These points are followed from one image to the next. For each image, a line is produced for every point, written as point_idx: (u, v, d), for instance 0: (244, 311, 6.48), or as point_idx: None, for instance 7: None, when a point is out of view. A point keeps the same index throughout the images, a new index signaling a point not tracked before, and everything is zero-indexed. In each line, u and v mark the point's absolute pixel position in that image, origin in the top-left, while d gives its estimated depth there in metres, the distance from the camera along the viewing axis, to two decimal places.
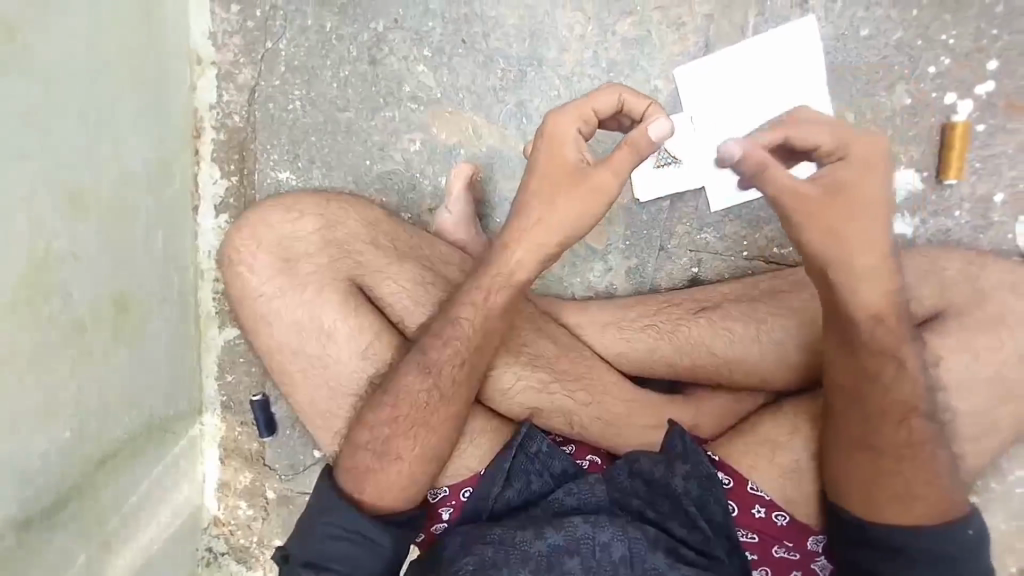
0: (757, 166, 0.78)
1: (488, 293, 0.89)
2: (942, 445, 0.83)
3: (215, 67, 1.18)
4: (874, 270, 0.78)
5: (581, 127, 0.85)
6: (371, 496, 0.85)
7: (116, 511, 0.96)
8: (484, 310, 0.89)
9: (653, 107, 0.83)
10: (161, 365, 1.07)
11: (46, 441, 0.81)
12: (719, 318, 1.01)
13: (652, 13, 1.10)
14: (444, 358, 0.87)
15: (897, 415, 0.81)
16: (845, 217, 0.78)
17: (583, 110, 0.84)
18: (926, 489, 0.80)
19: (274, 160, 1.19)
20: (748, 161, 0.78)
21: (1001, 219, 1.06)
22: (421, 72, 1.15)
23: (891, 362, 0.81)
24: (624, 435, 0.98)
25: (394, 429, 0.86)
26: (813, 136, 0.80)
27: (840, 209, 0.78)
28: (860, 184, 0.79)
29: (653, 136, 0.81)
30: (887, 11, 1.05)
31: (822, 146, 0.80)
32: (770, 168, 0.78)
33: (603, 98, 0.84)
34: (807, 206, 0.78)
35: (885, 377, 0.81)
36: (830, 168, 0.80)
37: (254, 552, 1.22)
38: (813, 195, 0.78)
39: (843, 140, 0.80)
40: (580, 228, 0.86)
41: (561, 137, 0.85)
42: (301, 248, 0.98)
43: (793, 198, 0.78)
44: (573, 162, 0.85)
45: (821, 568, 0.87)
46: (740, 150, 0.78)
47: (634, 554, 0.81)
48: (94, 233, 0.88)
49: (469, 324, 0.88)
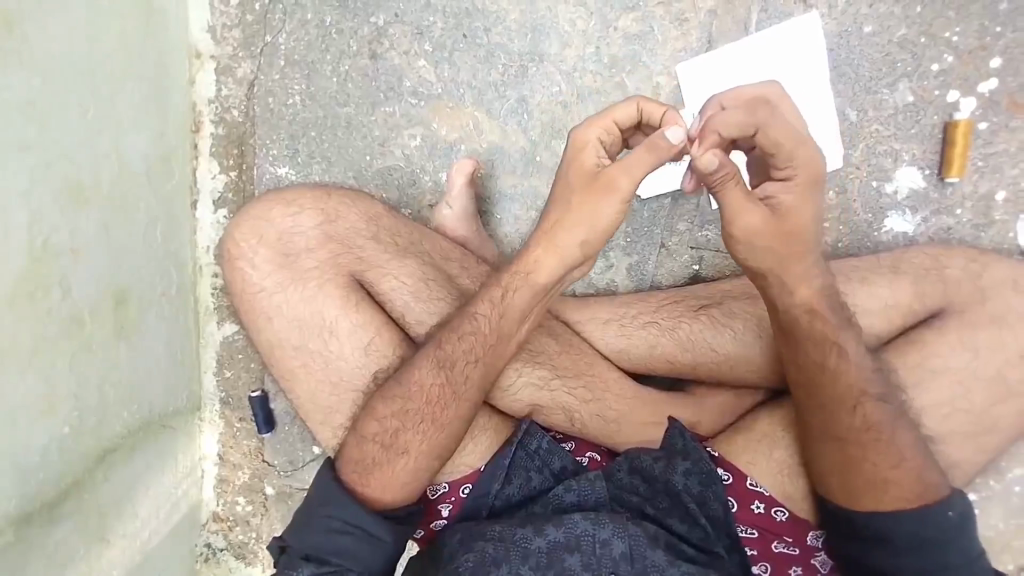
0: (722, 181, 0.76)
1: (506, 289, 0.88)
2: (906, 426, 0.83)
3: (213, 61, 1.17)
4: (803, 272, 0.83)
5: (603, 135, 0.83)
6: (375, 491, 0.85)
7: (111, 506, 0.95)
8: (501, 308, 0.88)
9: (669, 114, 0.81)
10: (160, 359, 1.07)
11: (45, 436, 0.81)
12: (719, 315, 1.01)
13: (654, 8, 1.09)
14: (460, 352, 0.87)
15: (850, 402, 0.83)
16: (782, 245, 0.80)
17: (603, 123, 0.83)
18: (896, 473, 0.81)
19: (273, 154, 1.18)
20: (717, 173, 0.75)
21: (1003, 217, 1.05)
22: (422, 66, 1.15)
23: (831, 350, 0.84)
24: (623, 432, 0.98)
25: (403, 421, 0.86)
26: (775, 144, 0.76)
27: (782, 232, 0.80)
28: (801, 206, 0.79)
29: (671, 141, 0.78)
30: (890, 8, 1.05)
31: (780, 155, 0.77)
32: (732, 185, 0.77)
33: (621, 110, 0.82)
34: (761, 224, 0.79)
35: (830, 364, 0.83)
36: (776, 188, 0.79)
37: (252, 547, 1.21)
38: (766, 217, 0.79)
39: (793, 159, 0.77)
40: (597, 228, 0.84)
41: (582, 144, 0.83)
42: (302, 243, 0.98)
43: (748, 217, 0.78)
44: (592, 169, 0.83)
45: (821, 564, 0.87)
46: (713, 162, 0.74)
47: (635, 551, 0.81)
48: (93, 227, 0.87)
49: (486, 319, 0.88)
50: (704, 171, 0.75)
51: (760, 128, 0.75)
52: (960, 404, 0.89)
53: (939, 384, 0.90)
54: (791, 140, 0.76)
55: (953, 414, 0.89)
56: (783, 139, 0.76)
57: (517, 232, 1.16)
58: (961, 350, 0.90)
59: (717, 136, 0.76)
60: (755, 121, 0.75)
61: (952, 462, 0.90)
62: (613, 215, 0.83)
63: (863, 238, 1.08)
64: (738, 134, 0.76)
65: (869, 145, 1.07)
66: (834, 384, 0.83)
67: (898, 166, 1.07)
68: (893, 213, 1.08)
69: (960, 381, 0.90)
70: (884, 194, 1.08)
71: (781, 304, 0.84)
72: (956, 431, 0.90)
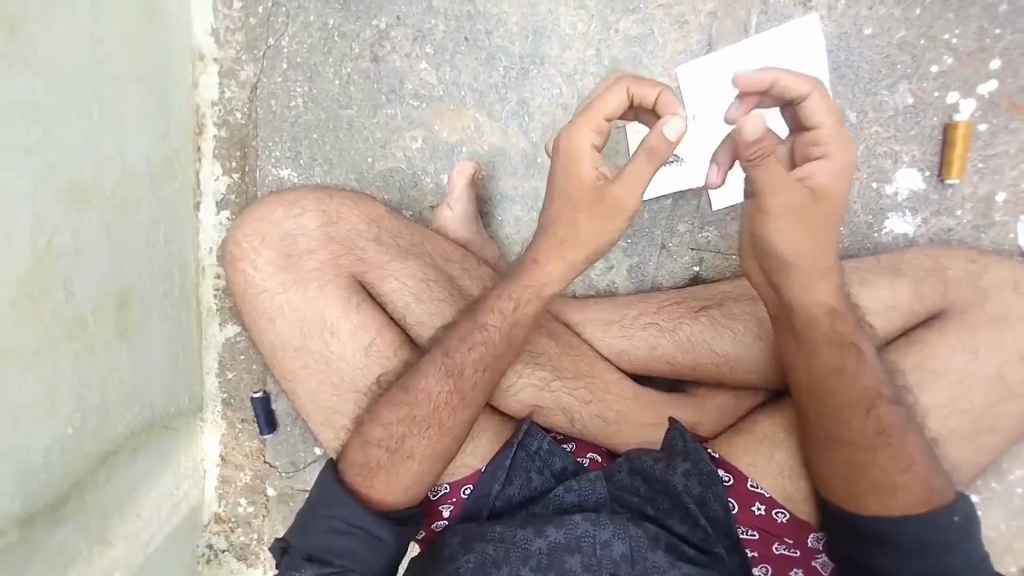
0: (756, 155, 0.72)
1: (518, 301, 0.89)
2: (906, 428, 0.83)
3: (217, 64, 1.18)
4: (826, 269, 0.83)
5: (596, 140, 0.82)
6: (377, 493, 0.85)
7: (112, 506, 0.96)
8: (512, 318, 0.88)
9: (663, 94, 0.81)
10: (162, 360, 1.07)
11: (47, 438, 0.81)
12: (719, 316, 1.01)
13: (654, 11, 1.10)
14: (468, 361, 0.87)
15: (865, 406, 0.83)
16: (815, 226, 0.80)
17: (595, 122, 0.81)
18: (904, 478, 0.81)
19: (275, 157, 1.19)
20: (757, 145, 0.71)
21: (1003, 219, 1.05)
22: (423, 69, 1.15)
23: (851, 352, 0.84)
24: (624, 433, 0.98)
25: (410, 428, 0.86)
26: (819, 117, 0.79)
27: (816, 215, 0.79)
28: (835, 193, 0.80)
29: (670, 137, 0.76)
30: (890, 10, 1.05)
31: (824, 131, 0.79)
32: (767, 161, 0.73)
33: (612, 102, 0.80)
34: (791, 205, 0.78)
35: (848, 368, 0.83)
36: (814, 169, 0.80)
37: (253, 548, 1.22)
38: (802, 198, 0.78)
39: (832, 139, 0.79)
40: (602, 238, 0.84)
41: (576, 151, 0.82)
42: (304, 244, 0.98)
43: (783, 198, 0.77)
44: (591, 179, 0.82)
45: (821, 566, 0.86)
46: (758, 129, 0.70)
47: (635, 551, 0.81)
48: (96, 229, 0.88)
49: (496, 330, 0.88)
50: (745, 139, 0.71)
51: (813, 94, 0.78)
52: (961, 405, 0.89)
53: (939, 385, 0.90)
54: (833, 120, 0.79)
55: (953, 415, 0.89)
56: (827, 114, 0.79)
57: (518, 233, 1.16)
58: (962, 351, 0.90)
59: (775, 84, 0.78)
60: (810, 89, 0.78)
61: (952, 464, 0.90)
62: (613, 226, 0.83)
63: (863, 239, 1.09)
64: (795, 92, 0.78)
65: (869, 147, 1.08)
66: (834, 385, 0.83)
67: (898, 168, 1.07)
68: (893, 215, 1.08)
69: (960, 382, 0.90)
70: (884, 196, 1.08)
71: (797, 302, 0.84)
72: (956, 432, 0.90)
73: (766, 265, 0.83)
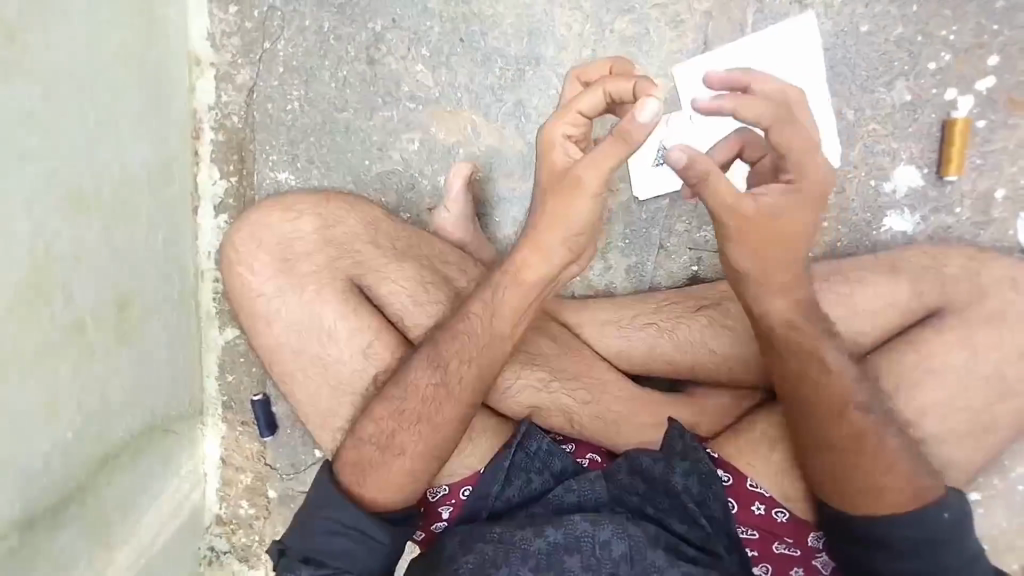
0: (697, 178, 0.78)
1: (500, 294, 0.89)
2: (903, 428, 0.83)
3: (214, 68, 1.18)
4: (792, 281, 0.83)
5: (570, 131, 0.82)
6: (371, 492, 0.85)
7: (114, 510, 0.96)
8: (493, 308, 0.89)
9: (640, 85, 0.78)
10: (162, 364, 1.08)
11: (47, 443, 0.81)
12: (719, 316, 1.01)
13: (650, 11, 1.09)
14: (452, 353, 0.88)
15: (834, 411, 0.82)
16: (770, 247, 0.80)
17: (569, 116, 0.82)
18: (888, 478, 0.80)
19: (273, 160, 1.19)
20: (691, 168, 0.77)
21: (1002, 215, 1.05)
22: (419, 71, 1.15)
23: (830, 357, 0.84)
24: (623, 433, 0.97)
25: (400, 423, 0.86)
26: (785, 145, 0.79)
27: (767, 233, 0.79)
28: (796, 217, 0.79)
29: (643, 120, 0.74)
30: (887, 8, 1.04)
31: (790, 156, 0.79)
32: (711, 180, 0.77)
33: (587, 101, 0.80)
34: (743, 224, 0.78)
35: (815, 374, 0.83)
36: (777, 190, 0.79)
37: (255, 550, 1.22)
38: (755, 217, 0.78)
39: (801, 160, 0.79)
40: (586, 220, 0.84)
41: (548, 143, 0.83)
42: (301, 248, 0.99)
43: (732, 215, 0.78)
44: (562, 167, 0.83)
45: (822, 565, 0.86)
46: (681, 157, 0.76)
47: (634, 551, 0.81)
48: (94, 233, 0.88)
49: (478, 321, 0.89)
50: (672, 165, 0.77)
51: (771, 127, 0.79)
52: (959, 403, 0.89)
53: (937, 384, 0.89)
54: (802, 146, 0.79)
55: (951, 414, 0.89)
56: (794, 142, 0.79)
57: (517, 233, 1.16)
58: (959, 349, 0.90)
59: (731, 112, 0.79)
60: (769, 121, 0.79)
61: (951, 462, 0.90)
62: (584, 216, 0.83)
63: (861, 237, 1.08)
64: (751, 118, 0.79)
65: (867, 145, 1.07)
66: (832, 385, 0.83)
67: (896, 166, 1.07)
68: (892, 213, 1.08)
69: (958, 381, 0.90)
70: (883, 194, 1.08)
71: (760, 312, 0.84)
72: (955, 431, 0.90)
73: (727, 275, 0.84)
